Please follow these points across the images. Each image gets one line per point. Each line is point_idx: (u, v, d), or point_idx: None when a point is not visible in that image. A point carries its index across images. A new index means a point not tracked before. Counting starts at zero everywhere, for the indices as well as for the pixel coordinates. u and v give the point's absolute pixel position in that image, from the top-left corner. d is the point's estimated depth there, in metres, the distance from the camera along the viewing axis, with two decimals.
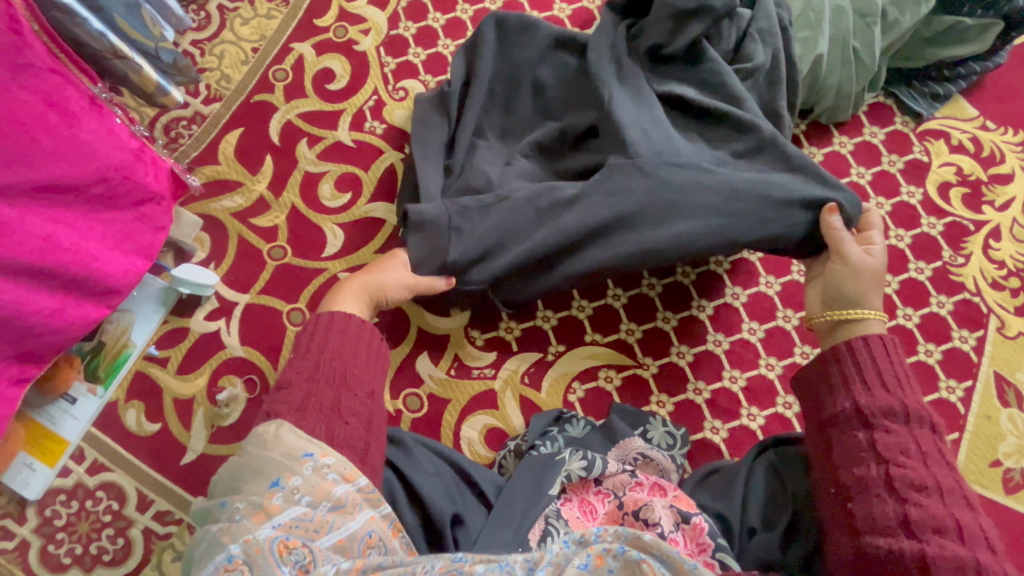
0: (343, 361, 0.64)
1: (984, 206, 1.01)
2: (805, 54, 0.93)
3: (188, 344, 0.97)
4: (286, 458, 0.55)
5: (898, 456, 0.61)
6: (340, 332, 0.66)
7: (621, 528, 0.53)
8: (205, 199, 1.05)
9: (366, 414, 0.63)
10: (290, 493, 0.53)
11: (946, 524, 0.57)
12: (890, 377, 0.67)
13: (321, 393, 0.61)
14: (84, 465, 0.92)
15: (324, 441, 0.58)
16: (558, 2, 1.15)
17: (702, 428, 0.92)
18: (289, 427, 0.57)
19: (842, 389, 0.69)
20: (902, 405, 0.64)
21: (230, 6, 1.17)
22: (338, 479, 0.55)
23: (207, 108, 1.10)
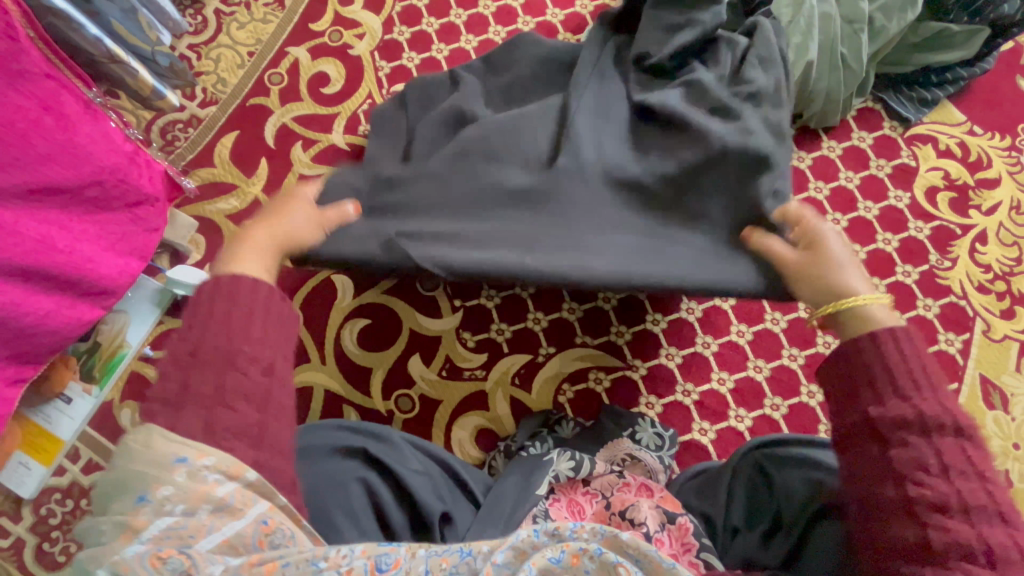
0: (230, 333, 0.51)
1: (971, 210, 1.02)
2: (796, 60, 0.92)
3: None
4: (153, 466, 0.45)
5: (918, 473, 0.51)
6: (216, 302, 0.52)
7: (598, 526, 0.52)
8: (201, 201, 1.06)
9: (261, 396, 0.51)
10: (158, 504, 0.45)
11: (974, 548, 0.47)
12: (904, 371, 0.55)
13: (201, 379, 0.49)
14: (79, 464, 0.94)
15: (203, 440, 0.47)
16: (551, 7, 1.16)
17: (690, 429, 0.93)
18: (160, 431, 0.47)
19: (860, 394, 0.56)
20: (916, 411, 0.53)
21: (227, 9, 1.18)
22: (221, 478, 0.46)
23: (203, 111, 1.11)
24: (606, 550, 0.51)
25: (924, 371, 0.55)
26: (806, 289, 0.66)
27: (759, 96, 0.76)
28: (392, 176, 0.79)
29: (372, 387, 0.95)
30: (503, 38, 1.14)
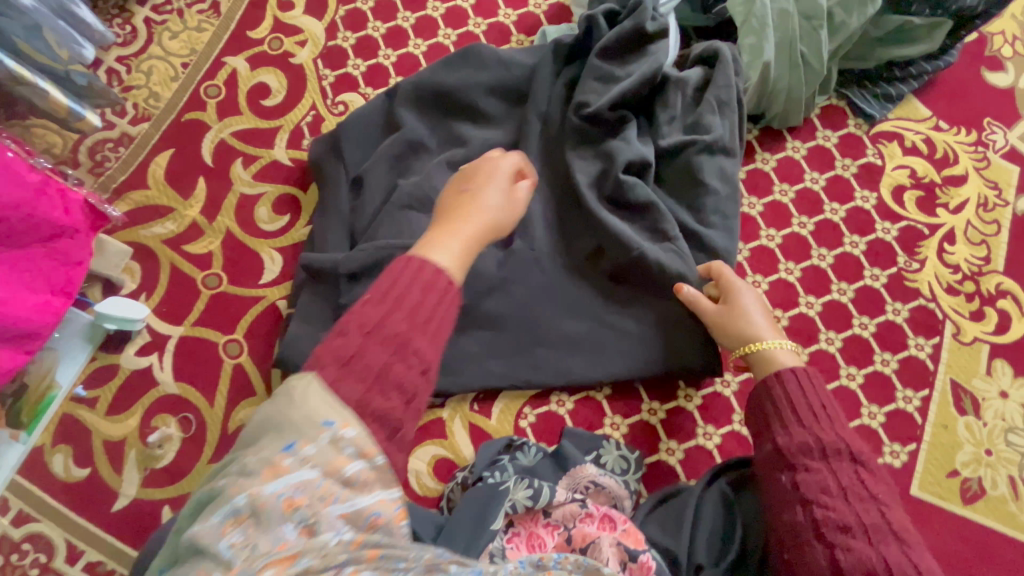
0: (412, 320, 0.50)
1: (938, 208, 0.99)
2: (751, 62, 0.91)
3: (119, 382, 0.92)
4: (305, 419, 0.45)
5: (822, 497, 0.64)
6: (390, 282, 0.51)
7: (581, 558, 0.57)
8: (133, 226, 0.99)
9: (413, 390, 0.49)
10: (303, 458, 0.43)
11: (874, 566, 0.58)
12: (801, 405, 0.71)
13: (373, 357, 0.48)
14: (8, 517, 0.87)
15: (351, 409, 0.46)
16: (503, 8, 1.11)
17: (657, 449, 0.88)
18: (320, 387, 0.46)
19: (769, 427, 0.73)
20: (816, 439, 0.68)
21: (158, 18, 1.10)
22: (356, 454, 0.45)
23: (135, 128, 1.04)
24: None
25: (823, 405, 0.71)
26: (722, 334, 0.83)
27: (712, 146, 0.88)
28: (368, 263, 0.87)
29: None
30: (454, 42, 1.09)
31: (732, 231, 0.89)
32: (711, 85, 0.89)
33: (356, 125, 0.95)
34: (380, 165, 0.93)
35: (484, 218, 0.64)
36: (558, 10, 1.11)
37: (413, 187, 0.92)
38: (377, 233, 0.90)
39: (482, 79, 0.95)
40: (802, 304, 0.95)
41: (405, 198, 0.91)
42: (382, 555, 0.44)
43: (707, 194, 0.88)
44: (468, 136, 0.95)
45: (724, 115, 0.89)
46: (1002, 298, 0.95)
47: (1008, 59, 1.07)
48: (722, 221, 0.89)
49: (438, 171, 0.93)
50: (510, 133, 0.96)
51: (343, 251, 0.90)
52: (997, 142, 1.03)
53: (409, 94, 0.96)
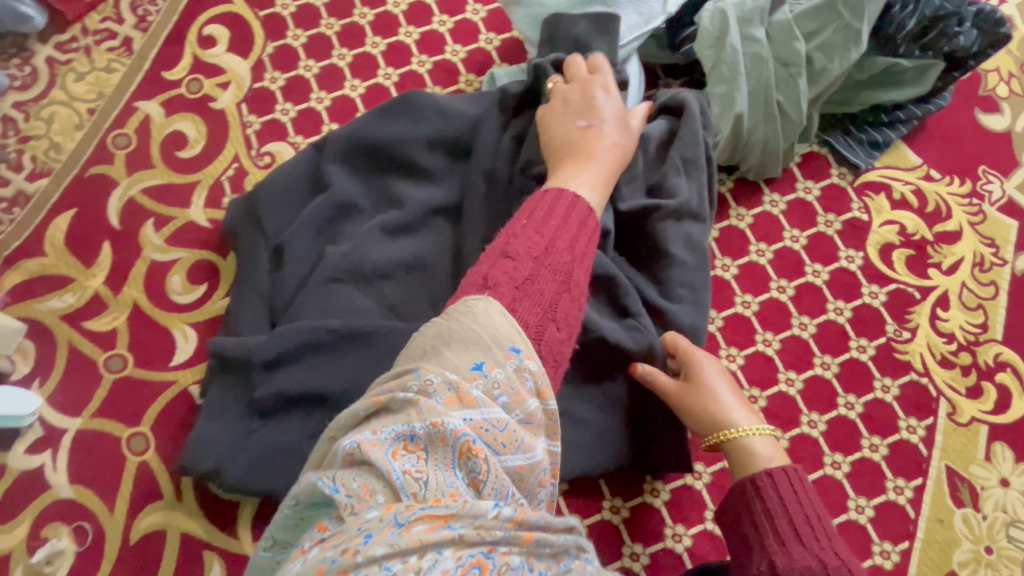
0: (573, 254, 0.55)
1: (930, 269, 0.90)
2: (722, 114, 0.81)
3: (4, 485, 0.80)
4: (491, 338, 0.46)
5: None
6: (562, 213, 0.57)
7: None
8: (27, 299, 0.87)
9: (573, 326, 0.54)
10: (493, 382, 0.44)
11: None
12: (799, 516, 0.61)
13: (544, 282, 0.53)
14: None
15: (530, 337, 0.49)
16: (450, 43, 1.00)
17: (620, 555, 0.78)
18: (500, 308, 0.48)
19: (759, 539, 0.62)
20: (819, 560, 0.56)
21: (61, 58, 0.98)
22: (532, 391, 0.46)
23: (32, 185, 0.92)
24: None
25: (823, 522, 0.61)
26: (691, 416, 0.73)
27: (677, 211, 0.78)
28: (284, 352, 0.75)
29: (239, 526, 0.79)
30: (395, 82, 0.97)
31: (700, 305, 0.79)
32: (675, 141, 0.79)
33: (278, 186, 0.84)
34: (302, 233, 0.82)
35: (607, 157, 0.70)
36: (511, 46, 1.00)
37: (340, 257, 0.80)
38: (299, 314, 0.78)
39: (421, 132, 0.84)
40: (782, 380, 0.85)
41: (331, 272, 0.79)
42: (538, 539, 0.38)
43: (673, 265, 0.78)
44: (405, 196, 0.84)
45: (691, 176, 0.79)
46: (1001, 371, 0.86)
47: (1004, 98, 0.98)
48: (690, 294, 0.79)
49: (370, 237, 0.81)
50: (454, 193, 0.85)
51: (260, 335, 0.79)
52: (993, 193, 0.93)
53: (340, 149, 0.85)
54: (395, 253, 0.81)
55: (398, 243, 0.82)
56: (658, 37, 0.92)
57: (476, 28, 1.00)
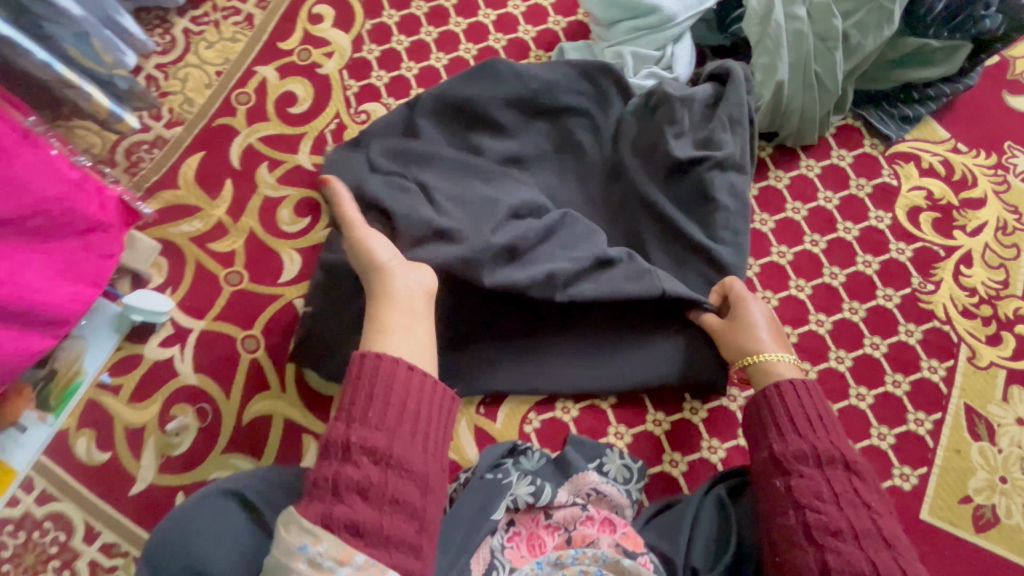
0: (360, 421, 0.60)
1: (955, 230, 0.98)
2: (764, 81, 0.93)
3: (142, 371, 0.96)
4: (287, 552, 0.54)
5: (814, 501, 0.67)
6: (367, 384, 0.62)
7: (600, 554, 0.68)
8: (163, 223, 1.03)
9: (377, 472, 0.58)
10: (314, 557, 0.53)
11: (862, 567, 0.61)
12: (801, 419, 0.74)
13: (331, 468, 0.58)
14: (33, 495, 0.92)
15: (321, 526, 0.55)
16: (523, 24, 1.14)
17: (661, 460, 0.89)
18: (293, 516, 0.56)
19: (764, 437, 0.76)
20: (811, 446, 0.71)
21: (195, 29, 1.16)
22: (334, 565, 0.53)
23: (169, 131, 1.09)
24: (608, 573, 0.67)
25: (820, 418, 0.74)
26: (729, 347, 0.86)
27: (723, 163, 0.89)
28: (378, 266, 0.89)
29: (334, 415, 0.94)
30: (474, 55, 1.12)
31: (740, 248, 0.90)
32: (722, 103, 0.91)
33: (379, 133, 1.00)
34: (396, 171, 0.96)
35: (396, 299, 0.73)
36: (576, 28, 1.14)
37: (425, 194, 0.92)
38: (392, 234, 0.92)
39: (501, 91, 0.97)
40: (813, 321, 0.94)
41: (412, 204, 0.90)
42: None
43: (719, 207, 0.90)
44: (483, 146, 0.97)
45: (736, 133, 0.91)
46: (1020, 323, 0.93)
47: None
48: (732, 236, 0.90)
49: (452, 177, 0.95)
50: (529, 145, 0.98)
51: None
52: (1017, 166, 1.02)
53: (431, 104, 0.99)
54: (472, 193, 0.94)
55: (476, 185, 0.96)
56: (709, 20, 1.04)
57: (546, 12, 1.15)
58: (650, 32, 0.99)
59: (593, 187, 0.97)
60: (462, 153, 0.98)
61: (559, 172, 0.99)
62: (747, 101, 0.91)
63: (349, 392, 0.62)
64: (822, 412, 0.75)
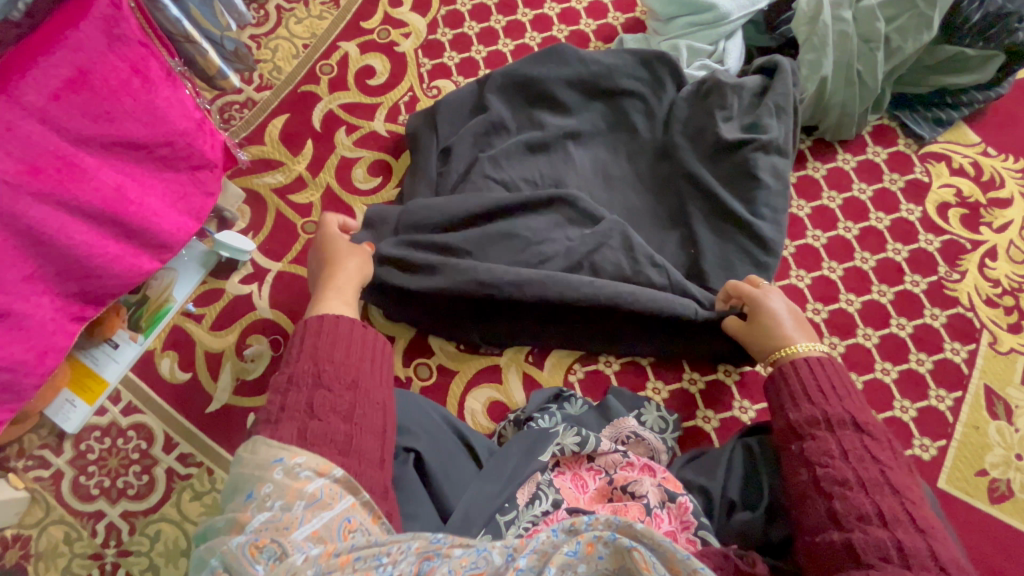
0: (322, 359, 0.68)
1: (982, 226, 1.05)
2: (809, 76, 1.02)
3: (223, 303, 1.06)
4: (258, 467, 0.58)
5: (823, 457, 0.68)
6: (330, 335, 0.70)
7: (612, 517, 0.57)
8: (250, 174, 1.14)
9: (343, 405, 0.65)
10: (291, 468, 0.58)
11: (867, 511, 0.62)
12: (813, 387, 0.75)
13: (296, 399, 0.64)
14: (119, 407, 1.00)
15: (296, 444, 0.60)
16: (584, 18, 1.25)
17: (694, 416, 0.97)
18: (264, 439, 0.61)
19: (779, 406, 0.77)
20: (822, 412, 0.72)
21: (287, 6, 1.28)
22: (311, 475, 0.58)
23: (258, 94, 1.20)
24: (620, 536, 0.57)
25: (832, 385, 0.75)
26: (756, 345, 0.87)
27: (767, 146, 0.98)
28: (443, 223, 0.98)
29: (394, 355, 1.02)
30: (538, 43, 1.23)
31: (779, 225, 0.98)
32: (770, 92, 1.00)
33: (454, 103, 1.09)
34: (466, 139, 1.06)
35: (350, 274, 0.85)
36: (633, 24, 1.24)
37: (489, 165, 1.03)
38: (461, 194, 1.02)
39: (565, 75, 1.07)
40: (842, 300, 1.01)
41: (482, 175, 1.02)
42: (353, 557, 0.53)
43: (760, 184, 0.98)
44: (547, 122, 1.07)
45: (780, 120, 0.99)
46: None
47: None
48: (771, 214, 0.98)
49: (515, 150, 1.04)
50: (587, 125, 1.08)
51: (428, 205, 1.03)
52: None
53: (500, 81, 1.08)
54: (533, 167, 1.05)
55: (537, 157, 1.05)
56: (759, 24, 1.13)
57: (606, 8, 1.25)
58: (706, 28, 1.09)
59: (643, 164, 1.06)
60: (526, 128, 1.08)
61: (612, 149, 1.08)
62: (792, 92, 1.00)
63: (316, 334, 0.70)
64: (836, 380, 0.76)
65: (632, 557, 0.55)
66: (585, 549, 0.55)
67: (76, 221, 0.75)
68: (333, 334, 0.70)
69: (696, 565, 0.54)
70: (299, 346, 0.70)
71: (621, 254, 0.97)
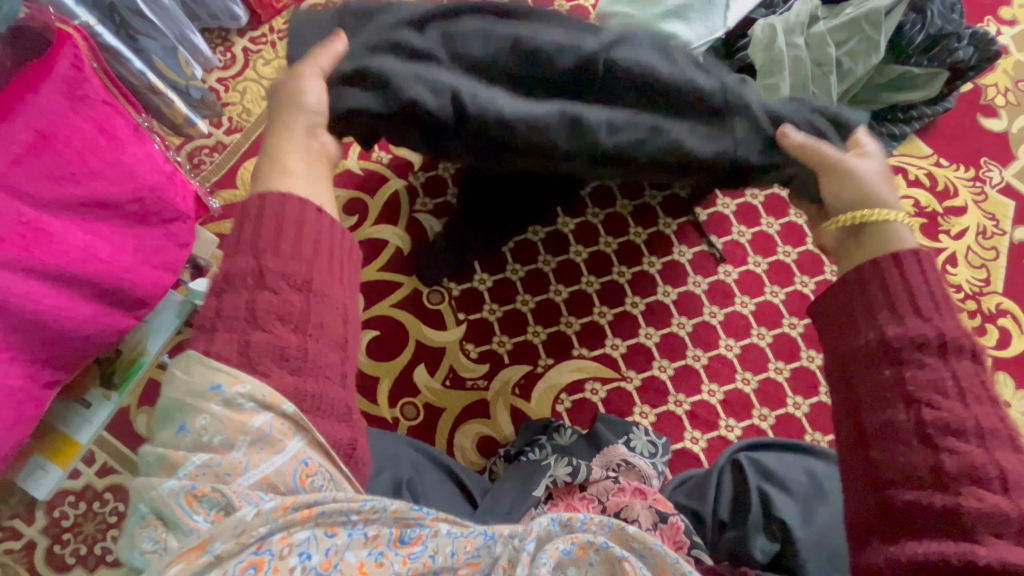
0: (259, 248, 0.49)
1: (941, 234, 1.10)
2: None
3: None
4: (189, 395, 0.44)
5: (935, 397, 0.48)
6: (273, 219, 0.51)
7: (606, 520, 0.54)
8: (223, 220, 1.13)
9: (293, 315, 0.48)
10: (230, 397, 0.44)
11: (988, 474, 0.46)
12: (925, 294, 0.51)
13: (233, 302, 0.48)
14: (94, 468, 0.97)
15: (237, 366, 0.46)
16: None
17: (682, 437, 0.99)
18: (194, 355, 0.46)
19: (854, 323, 0.53)
20: (936, 329, 0.50)
21: (254, 48, 1.28)
22: (256, 407, 0.44)
23: (228, 137, 1.19)
24: (613, 544, 0.54)
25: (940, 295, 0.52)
26: (836, 183, 0.63)
27: None
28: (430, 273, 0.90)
29: (379, 396, 1.01)
30: None
31: None
32: None
33: None
34: None
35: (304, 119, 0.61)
36: None
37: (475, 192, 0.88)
38: None
39: None
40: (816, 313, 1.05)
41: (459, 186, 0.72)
42: (317, 511, 0.44)
43: None
44: None
45: None
46: (1002, 317, 1.04)
47: (1002, 107, 1.19)
48: None
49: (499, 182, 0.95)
50: None
51: None
52: (993, 178, 1.14)
53: None
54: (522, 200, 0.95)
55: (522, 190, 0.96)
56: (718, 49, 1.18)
57: None
58: None
59: None
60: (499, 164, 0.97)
61: None
62: None
63: (256, 213, 0.51)
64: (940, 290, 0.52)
65: (623, 568, 0.53)
66: (578, 551, 0.53)
67: (44, 286, 0.72)
68: (274, 216, 0.51)
69: (685, 571, 0.53)
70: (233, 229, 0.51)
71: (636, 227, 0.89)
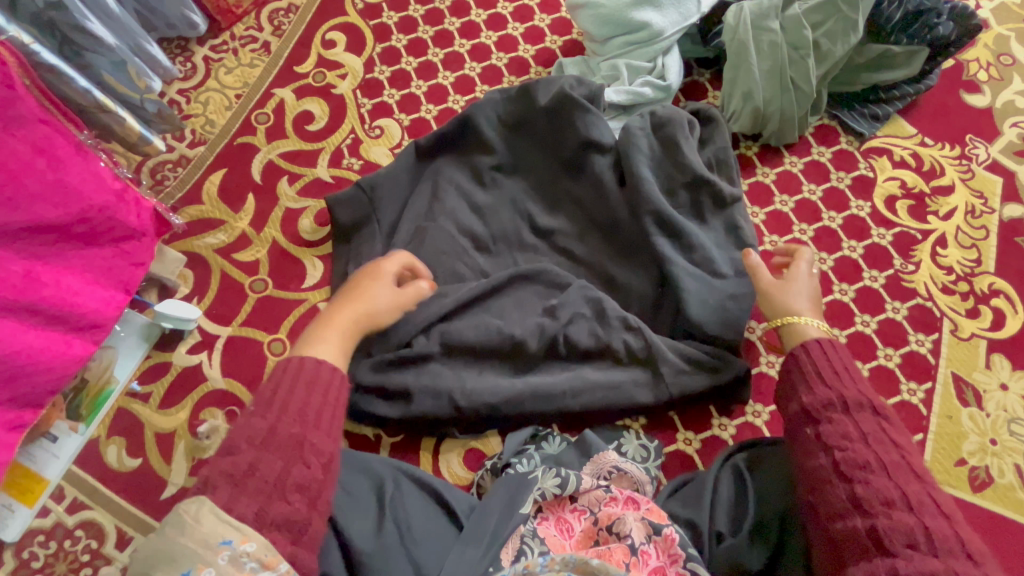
0: (302, 421, 0.61)
1: (929, 215, 1.07)
2: (742, 105, 1.07)
3: (170, 378, 0.99)
4: (200, 543, 0.51)
5: (841, 442, 0.66)
6: (303, 380, 0.64)
7: (567, 557, 0.62)
8: (189, 237, 1.08)
9: (314, 487, 0.59)
10: (237, 554, 0.51)
11: (893, 496, 0.60)
12: (829, 371, 0.72)
13: (269, 463, 0.57)
14: (63, 505, 0.92)
15: (251, 524, 0.54)
16: (522, 43, 1.24)
17: (676, 439, 0.95)
18: (209, 507, 0.53)
19: (793, 392, 0.74)
20: (840, 395, 0.70)
21: (215, 56, 1.23)
22: (257, 568, 0.52)
23: (191, 151, 1.15)
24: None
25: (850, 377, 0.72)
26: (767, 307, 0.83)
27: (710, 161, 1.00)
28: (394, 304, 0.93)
29: None
30: (479, 73, 1.21)
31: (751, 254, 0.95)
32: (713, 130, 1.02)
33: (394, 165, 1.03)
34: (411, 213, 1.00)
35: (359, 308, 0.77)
36: (571, 46, 1.23)
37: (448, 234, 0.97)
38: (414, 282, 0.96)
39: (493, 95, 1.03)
40: None
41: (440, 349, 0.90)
42: None
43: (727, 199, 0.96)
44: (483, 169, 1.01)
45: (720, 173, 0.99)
46: (995, 297, 1.01)
47: (984, 82, 1.17)
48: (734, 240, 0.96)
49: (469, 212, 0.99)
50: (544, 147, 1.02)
51: None
52: (980, 156, 1.11)
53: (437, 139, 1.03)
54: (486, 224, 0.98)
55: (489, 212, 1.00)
56: (693, 35, 1.16)
57: (543, 31, 1.24)
58: (642, 46, 1.09)
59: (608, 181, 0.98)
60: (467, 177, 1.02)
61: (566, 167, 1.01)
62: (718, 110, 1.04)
63: (285, 386, 0.63)
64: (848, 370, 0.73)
65: None
66: None
67: None
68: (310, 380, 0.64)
69: None
70: (259, 391, 0.63)
71: (595, 323, 0.92)
